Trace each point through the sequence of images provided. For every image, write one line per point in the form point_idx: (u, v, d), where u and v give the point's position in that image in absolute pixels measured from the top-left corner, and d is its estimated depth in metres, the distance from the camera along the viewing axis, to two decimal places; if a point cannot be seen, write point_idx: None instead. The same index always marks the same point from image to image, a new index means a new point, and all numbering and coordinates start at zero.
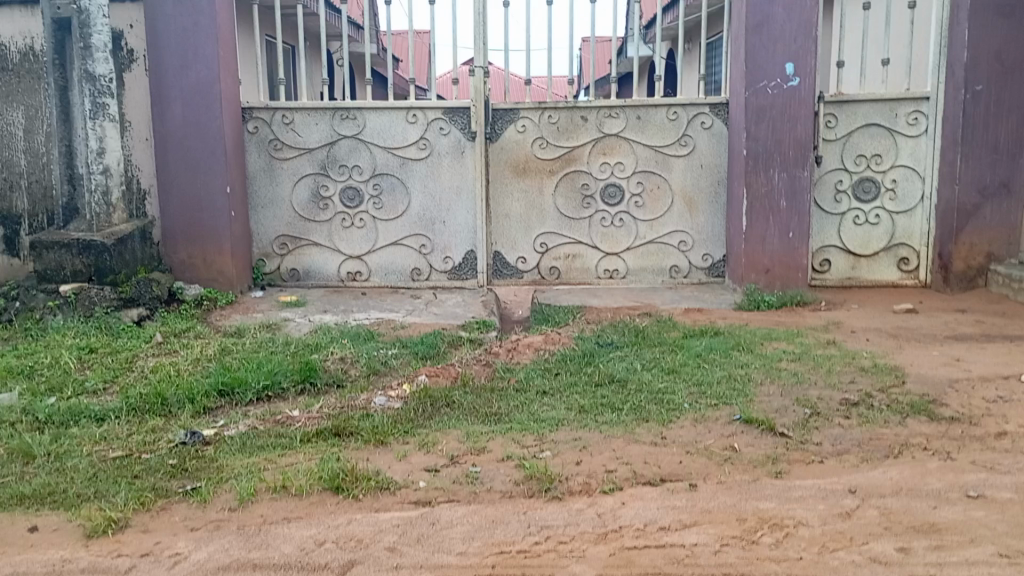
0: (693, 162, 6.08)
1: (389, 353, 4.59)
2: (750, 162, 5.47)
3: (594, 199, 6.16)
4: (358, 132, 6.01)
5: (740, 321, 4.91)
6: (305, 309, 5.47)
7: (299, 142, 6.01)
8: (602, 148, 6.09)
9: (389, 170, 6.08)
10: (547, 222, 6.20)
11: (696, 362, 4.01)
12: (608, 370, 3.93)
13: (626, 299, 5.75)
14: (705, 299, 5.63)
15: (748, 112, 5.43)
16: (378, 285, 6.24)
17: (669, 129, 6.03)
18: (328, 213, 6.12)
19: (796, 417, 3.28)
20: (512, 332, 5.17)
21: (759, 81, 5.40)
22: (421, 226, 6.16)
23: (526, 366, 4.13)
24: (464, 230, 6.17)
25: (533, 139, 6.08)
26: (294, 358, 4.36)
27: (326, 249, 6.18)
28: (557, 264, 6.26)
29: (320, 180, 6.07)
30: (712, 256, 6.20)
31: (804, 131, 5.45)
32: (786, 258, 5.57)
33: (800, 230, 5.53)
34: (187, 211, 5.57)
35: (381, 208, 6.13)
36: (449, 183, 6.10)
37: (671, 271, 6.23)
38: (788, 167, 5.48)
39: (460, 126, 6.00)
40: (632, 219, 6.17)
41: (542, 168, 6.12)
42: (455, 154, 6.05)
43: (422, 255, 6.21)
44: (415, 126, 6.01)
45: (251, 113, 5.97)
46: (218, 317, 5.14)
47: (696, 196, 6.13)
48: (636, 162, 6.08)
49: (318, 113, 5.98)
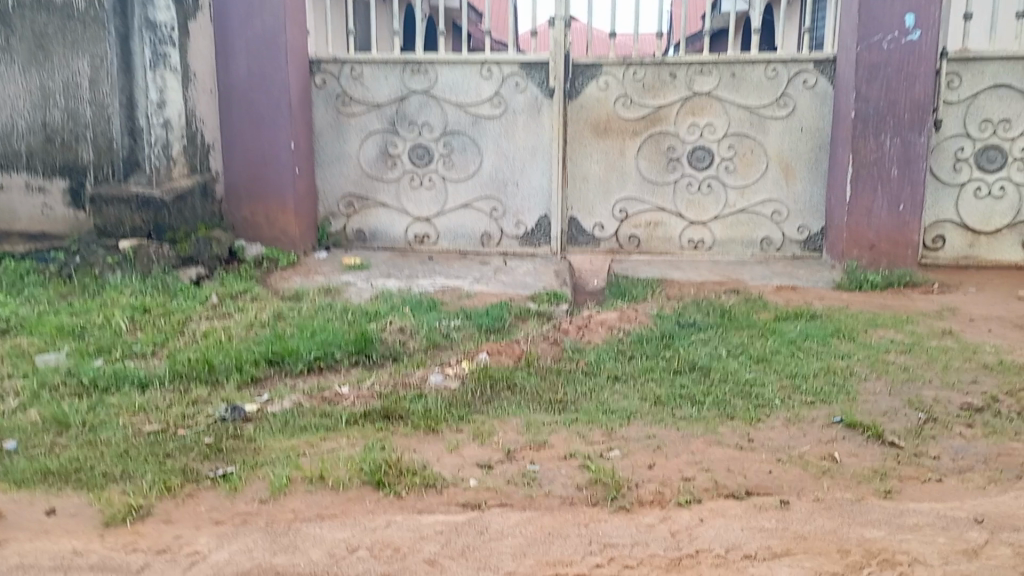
0: (792, 124, 5.54)
1: (451, 325, 4.29)
2: (859, 126, 4.91)
3: (680, 163, 5.69)
4: (430, 87, 5.68)
5: (839, 304, 4.42)
6: (368, 274, 5.21)
7: (368, 97, 5.73)
8: (690, 108, 5.60)
9: (461, 128, 5.74)
10: (628, 186, 5.77)
11: (789, 351, 3.58)
12: (688, 355, 3.54)
13: (711, 274, 5.30)
14: (798, 275, 5.13)
15: (859, 68, 4.84)
16: (446, 249, 5.93)
17: (767, 88, 5.50)
18: (396, 173, 5.83)
19: (907, 424, 2.84)
20: (585, 305, 4.82)
21: (874, 34, 4.81)
22: (493, 189, 5.82)
23: (598, 347, 3.77)
24: (538, 193, 5.80)
25: (616, 96, 5.64)
26: (351, 326, 4.11)
27: (394, 210, 5.90)
28: (637, 232, 5.83)
29: (388, 137, 5.78)
30: (809, 228, 5.67)
31: (922, 91, 4.87)
32: (894, 234, 5.02)
33: (911, 202, 4.98)
34: (252, 167, 5.37)
35: (452, 168, 5.81)
36: (524, 143, 5.73)
37: (762, 244, 5.73)
38: (901, 132, 4.91)
39: (538, 82, 5.62)
40: (720, 186, 5.68)
41: (624, 129, 5.68)
42: (532, 111, 5.67)
43: (493, 219, 5.87)
44: (490, 81, 5.65)
45: (319, 65, 5.70)
46: (278, 279, 4.93)
47: (794, 162, 5.59)
48: (729, 124, 5.58)
49: (389, 66, 5.67)
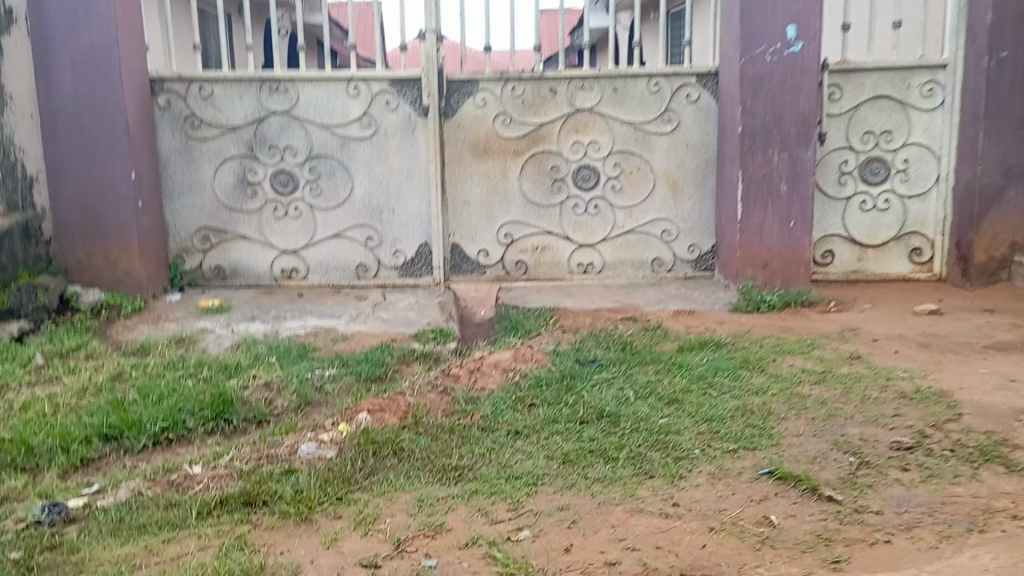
0: (677, 141, 5.34)
1: (324, 376, 3.79)
2: (746, 141, 4.75)
3: (565, 183, 5.39)
4: (290, 107, 5.16)
5: (742, 329, 4.21)
6: (228, 317, 4.62)
7: (221, 119, 5.14)
8: (573, 125, 5.31)
9: (328, 151, 5.24)
10: (513, 209, 5.42)
11: (701, 389, 3.28)
12: (594, 400, 3.19)
13: (605, 299, 5.01)
14: (695, 298, 4.91)
15: (744, 82, 4.70)
16: (318, 284, 5.39)
17: (650, 103, 5.28)
18: (257, 202, 5.26)
19: (840, 472, 2.57)
20: (474, 342, 4.41)
21: (757, 46, 4.67)
22: (366, 216, 5.34)
23: (493, 395, 3.37)
24: (416, 220, 5.37)
25: (495, 114, 5.29)
26: (206, 385, 3.55)
27: (256, 243, 5.32)
28: (524, 257, 5.49)
29: (246, 163, 5.21)
30: (700, 247, 5.47)
31: (807, 105, 4.73)
32: (787, 252, 4.86)
33: (802, 218, 4.82)
34: (86, 202, 4.69)
35: (320, 195, 5.29)
36: (399, 166, 5.29)
37: (653, 265, 5.50)
38: (789, 146, 4.76)
39: (410, 100, 5.20)
40: (608, 206, 5.42)
41: (505, 148, 5.33)
42: (405, 132, 5.24)
43: (368, 249, 5.39)
44: (358, 99, 5.18)
45: (161, 84, 5.07)
46: (120, 330, 4.28)
47: (682, 179, 5.39)
48: (613, 141, 5.33)
49: (243, 84, 5.11)
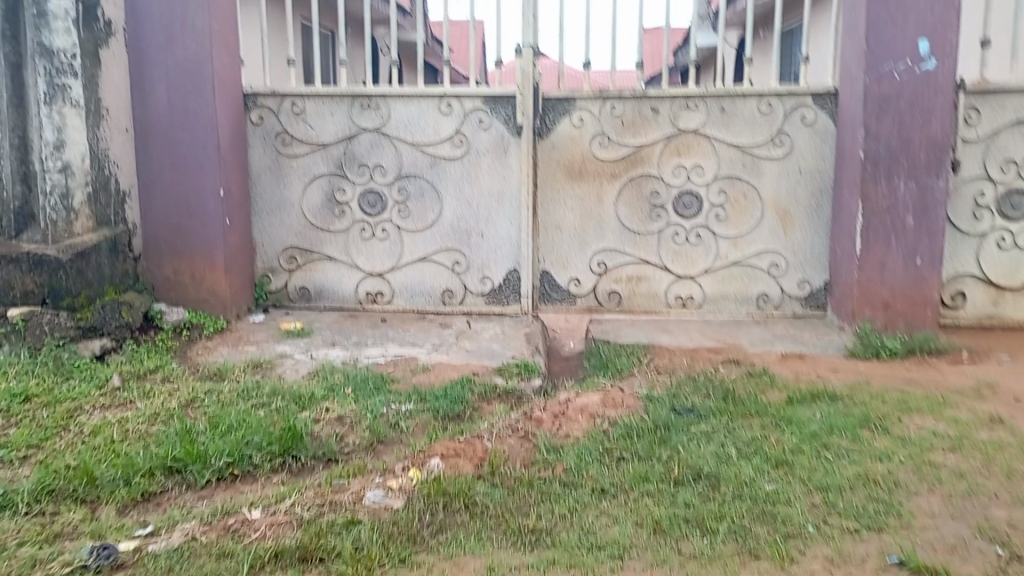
0: (789, 166, 4.94)
1: (400, 412, 3.58)
2: (868, 167, 4.31)
3: (665, 210, 5.05)
4: (381, 125, 5.03)
5: (859, 379, 3.77)
6: (309, 342, 4.49)
7: (312, 136, 5.06)
8: (675, 147, 4.99)
9: (418, 170, 5.08)
10: (608, 236, 5.12)
11: (814, 452, 2.89)
12: (690, 459, 2.86)
13: (704, 337, 4.65)
14: (804, 340, 4.49)
15: (868, 102, 4.27)
16: (402, 309, 5.22)
17: (761, 125, 4.90)
18: (345, 221, 5.13)
19: (985, 569, 2.17)
20: (560, 380, 4.13)
21: (884, 63, 4.23)
22: (454, 239, 5.14)
23: (579, 444, 3.07)
24: (505, 245, 5.13)
25: (592, 135, 5.02)
26: (277, 417, 3.38)
27: (342, 264, 5.19)
28: (618, 288, 5.18)
29: (335, 181, 5.10)
30: (811, 282, 5.03)
31: (938, 128, 4.28)
32: (911, 291, 4.39)
33: (930, 254, 4.35)
34: (175, 218, 4.67)
35: (407, 216, 5.12)
36: (489, 188, 5.07)
37: (759, 301, 5.09)
38: (917, 174, 4.30)
39: (503, 119, 4.99)
40: (710, 235, 5.06)
41: (602, 171, 5.06)
42: (497, 152, 5.03)
43: (455, 274, 5.18)
44: (450, 118, 5.01)
45: (255, 100, 5.03)
46: (200, 352, 4.20)
47: (793, 208, 4.98)
48: (718, 165, 4.98)
49: (335, 101, 5.02)
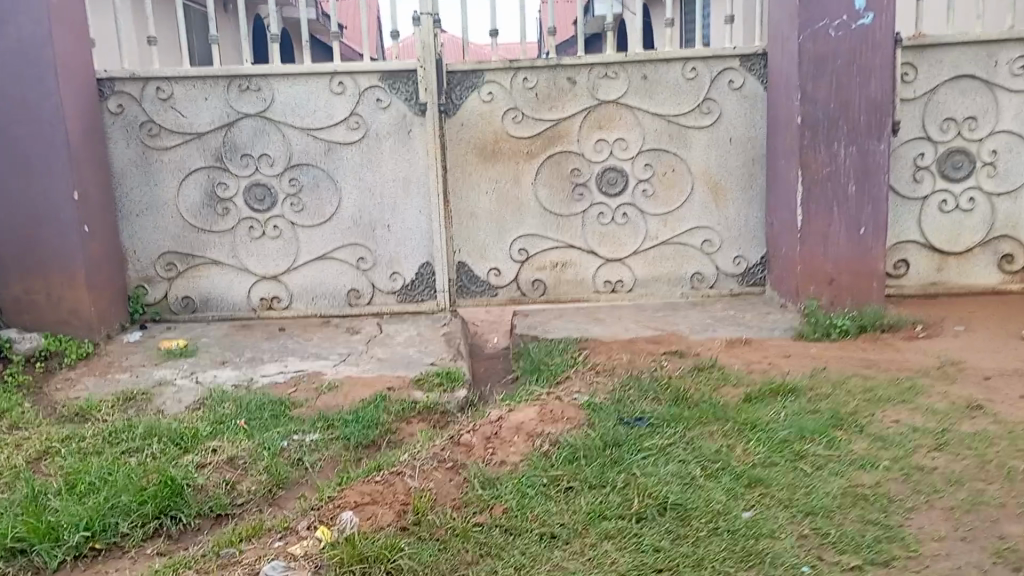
0: (719, 135, 4.57)
1: (304, 445, 3.03)
2: (808, 132, 3.99)
3: (588, 188, 4.62)
4: (264, 109, 4.40)
5: (816, 366, 3.44)
6: (194, 362, 3.87)
7: (183, 125, 4.40)
8: (595, 120, 4.55)
9: (311, 159, 4.49)
10: (528, 221, 4.66)
11: (790, 465, 2.51)
12: (651, 485, 2.44)
13: (640, 325, 4.25)
14: (748, 323, 4.15)
15: (803, 63, 3.94)
16: (303, 314, 4.63)
17: (686, 92, 4.51)
18: (230, 220, 4.50)
19: None
20: (488, 389, 3.67)
21: (818, 19, 3.90)
22: (357, 233, 4.58)
23: (518, 474, 2.61)
24: (415, 237, 4.60)
25: (505, 110, 4.54)
26: (152, 466, 2.80)
27: (230, 269, 4.57)
28: (542, 276, 4.74)
29: (215, 175, 4.45)
30: (747, 259, 4.69)
31: (878, 89, 3.96)
32: (855, 264, 4.07)
33: (874, 224, 4.04)
34: (21, 228, 3.94)
35: (302, 210, 4.53)
36: (393, 174, 4.52)
37: (694, 281, 4.72)
38: (857, 139, 4.00)
39: (404, 97, 4.43)
40: (638, 214, 4.65)
41: (517, 149, 4.58)
42: (399, 134, 4.48)
43: (361, 271, 4.63)
44: (344, 98, 4.43)
45: (112, 85, 4.32)
46: (60, 386, 3.54)
47: (724, 181, 4.62)
48: (643, 138, 4.57)
49: (208, 84, 4.36)
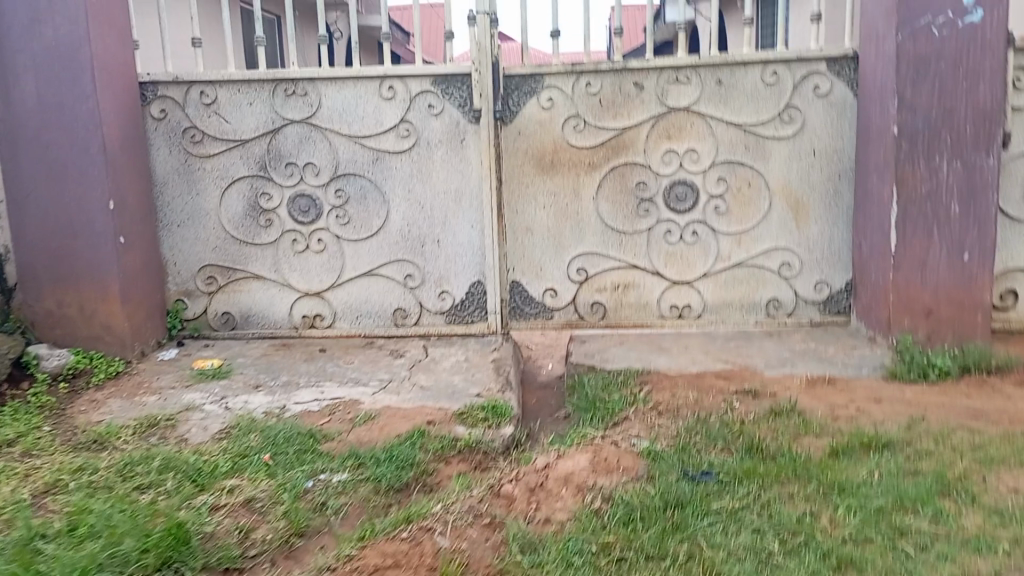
0: (801, 146, 4.15)
1: (330, 486, 2.74)
2: (904, 144, 3.57)
3: (654, 204, 4.25)
4: (310, 114, 4.17)
5: (911, 415, 3.01)
6: (227, 385, 3.64)
7: (227, 132, 4.19)
8: (664, 129, 4.19)
9: (358, 169, 4.23)
10: (587, 238, 4.32)
11: (888, 544, 2.11)
12: (720, 562, 2.08)
13: (709, 356, 3.86)
14: (830, 358, 3.72)
15: (901, 66, 3.52)
16: (346, 333, 4.37)
17: (766, 98, 4.11)
18: (273, 233, 4.27)
19: None
20: (537, 428, 3.34)
21: (919, 17, 3.48)
22: (405, 249, 4.30)
23: (564, 536, 2.27)
24: (466, 253, 4.30)
25: (565, 118, 4.21)
26: (162, 505, 2.53)
27: (272, 284, 4.34)
28: (602, 298, 4.38)
29: (258, 184, 4.24)
30: (829, 285, 4.25)
31: (986, 95, 3.48)
32: (957, 293, 3.60)
33: (980, 248, 3.55)
34: (55, 238, 3.78)
35: (347, 223, 4.27)
36: (444, 186, 4.24)
37: (769, 308, 4.31)
38: (962, 152, 3.53)
39: (458, 102, 4.15)
40: (708, 232, 4.26)
41: (578, 160, 4.25)
42: (452, 143, 4.19)
43: (408, 289, 4.34)
44: (395, 104, 4.16)
45: (155, 90, 4.15)
46: (84, 409, 3.33)
47: (805, 198, 4.19)
48: (716, 149, 4.18)
49: (253, 88, 4.15)
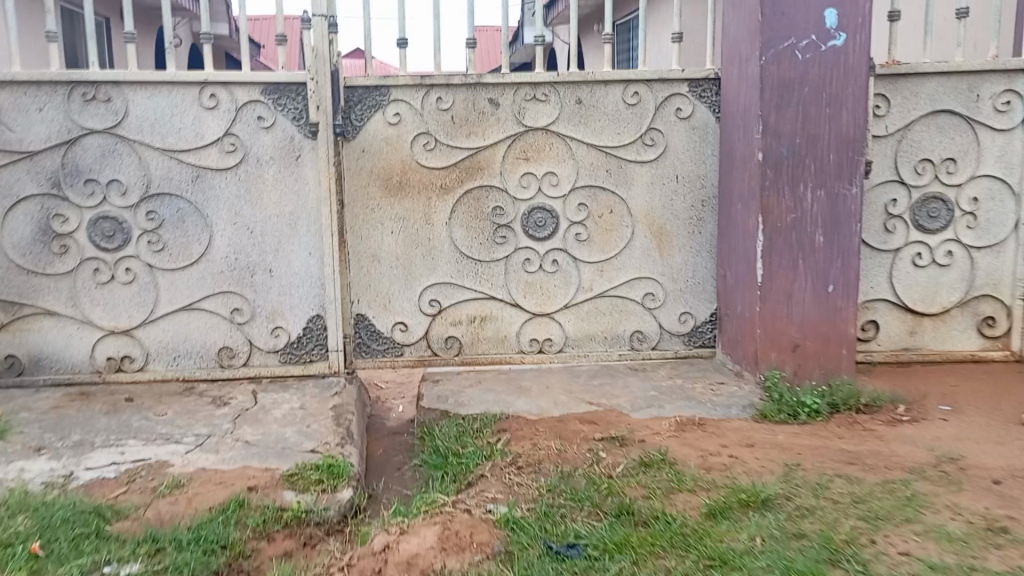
0: (663, 171, 3.94)
1: None
2: (769, 171, 3.38)
3: (512, 230, 3.92)
4: (116, 124, 3.58)
5: (787, 463, 2.78)
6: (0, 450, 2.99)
7: (11, 141, 3.53)
8: (520, 150, 3.87)
9: (174, 188, 3.67)
10: (440, 267, 3.93)
11: None
12: None
13: (572, 396, 3.55)
14: (699, 397, 3.48)
15: (766, 89, 3.34)
16: (161, 378, 3.77)
17: (627, 120, 3.88)
18: (70, 261, 3.63)
19: None
20: (384, 496, 2.92)
21: (783, 38, 3.32)
22: (231, 279, 3.77)
23: None
24: (303, 284, 3.81)
25: (414, 135, 3.82)
26: None
27: (69, 321, 3.68)
28: (457, 333, 4.00)
29: (50, 204, 3.58)
30: (694, 316, 4.05)
31: (849, 122, 3.38)
32: (823, 326, 3.47)
33: (844, 279, 3.45)
34: None
35: (162, 250, 3.69)
36: (277, 209, 3.74)
37: (633, 341, 4.05)
38: (826, 180, 3.39)
39: (292, 115, 3.68)
40: (570, 261, 3.97)
41: (428, 182, 3.86)
42: (285, 160, 3.71)
43: (235, 325, 3.80)
44: (217, 114, 3.64)
45: None
46: None
47: (669, 225, 3.98)
48: (576, 172, 3.91)
49: (44, 91, 3.51)
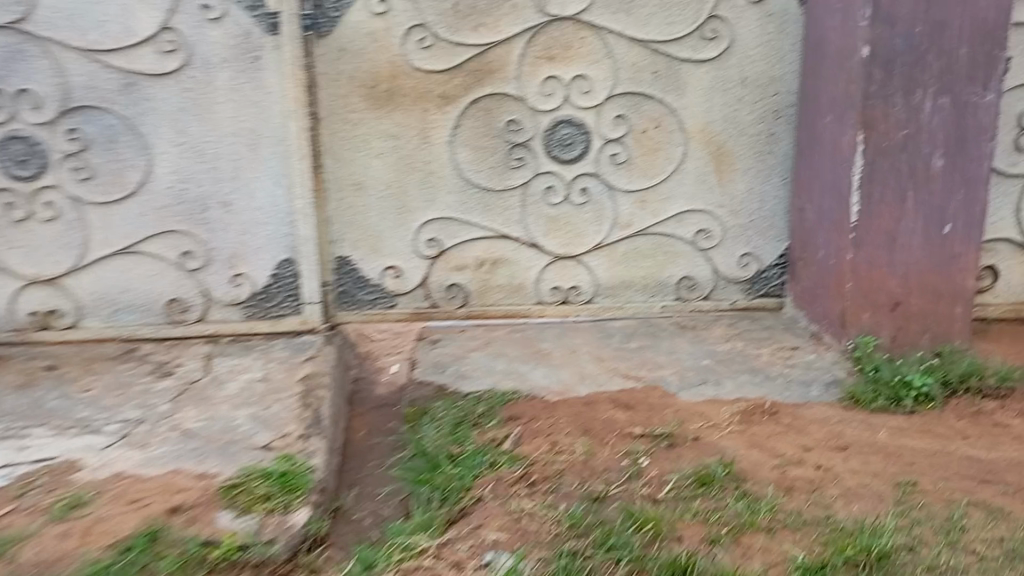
0: (727, 73, 3.07)
1: None
2: (877, 73, 2.53)
3: (531, 151, 3.10)
4: (18, 16, 2.78)
5: (898, 482, 2.02)
6: None
7: None
8: (543, 47, 3.01)
9: (99, 100, 2.89)
10: (440, 199, 3.14)
11: None
12: None
13: (605, 367, 2.80)
14: (766, 370, 2.71)
15: None
16: (98, 336, 3.09)
17: (681, 5, 3.00)
18: None
19: None
20: (355, 519, 2.24)
21: None
22: (179, 216, 3.02)
23: None
24: (269, 221, 3.05)
25: (407, 28, 2.97)
26: None
27: None
28: (462, 280, 3.24)
29: None
30: (758, 259, 3.25)
31: (990, 3, 2.49)
32: (933, 278, 2.69)
33: (966, 216, 2.65)
34: None
35: (89, 179, 2.95)
36: (233, 125, 2.94)
37: (680, 290, 3.27)
38: (951, 85, 2.55)
39: (246, 2, 2.84)
40: (603, 190, 3.16)
41: (425, 90, 3.03)
42: (239, 63, 2.89)
43: (187, 273, 3.08)
44: (150, 3, 2.82)
45: None
46: None
47: (729, 144, 3.14)
48: (614, 76, 3.05)
49: None
